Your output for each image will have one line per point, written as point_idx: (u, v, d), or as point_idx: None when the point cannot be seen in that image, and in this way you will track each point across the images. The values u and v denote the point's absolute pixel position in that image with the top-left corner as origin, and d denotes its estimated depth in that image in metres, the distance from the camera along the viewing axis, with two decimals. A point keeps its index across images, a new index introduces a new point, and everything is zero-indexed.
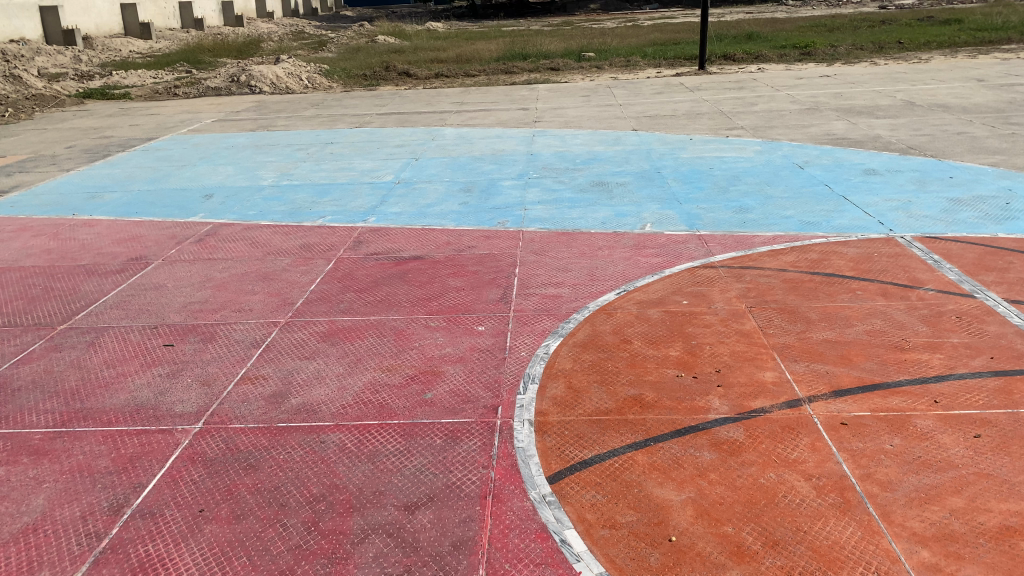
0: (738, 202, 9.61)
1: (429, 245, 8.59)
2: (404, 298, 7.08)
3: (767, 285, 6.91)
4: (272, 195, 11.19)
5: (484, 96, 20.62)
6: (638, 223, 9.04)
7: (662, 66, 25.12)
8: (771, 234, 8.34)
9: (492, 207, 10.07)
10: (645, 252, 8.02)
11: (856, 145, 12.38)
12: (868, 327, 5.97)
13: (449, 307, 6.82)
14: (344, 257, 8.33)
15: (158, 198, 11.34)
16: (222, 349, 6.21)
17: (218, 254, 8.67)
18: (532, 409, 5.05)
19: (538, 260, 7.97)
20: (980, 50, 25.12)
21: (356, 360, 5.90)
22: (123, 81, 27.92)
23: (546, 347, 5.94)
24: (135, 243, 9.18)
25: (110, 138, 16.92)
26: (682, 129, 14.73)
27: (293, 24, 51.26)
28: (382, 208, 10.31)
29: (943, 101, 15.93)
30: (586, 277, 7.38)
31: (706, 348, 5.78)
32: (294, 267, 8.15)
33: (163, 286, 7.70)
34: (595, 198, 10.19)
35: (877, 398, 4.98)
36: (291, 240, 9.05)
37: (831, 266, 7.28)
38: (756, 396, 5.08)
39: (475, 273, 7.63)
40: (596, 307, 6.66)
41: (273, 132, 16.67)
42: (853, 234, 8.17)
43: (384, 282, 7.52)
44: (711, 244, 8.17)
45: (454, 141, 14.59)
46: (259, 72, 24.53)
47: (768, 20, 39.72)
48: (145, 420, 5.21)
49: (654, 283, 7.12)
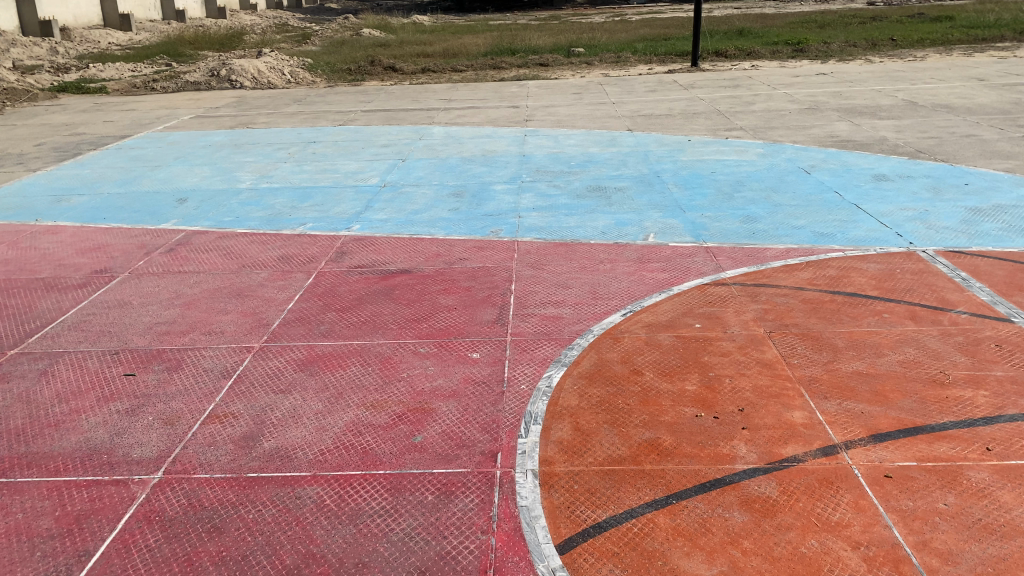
0: (745, 210, 9.07)
1: (417, 257, 8.00)
2: (390, 319, 6.49)
3: (785, 306, 6.37)
4: (250, 200, 10.55)
5: (472, 93, 19.99)
6: (641, 233, 8.48)
7: (654, 64, 24.59)
8: (784, 247, 7.81)
9: (484, 214, 9.49)
10: (650, 266, 7.46)
11: (862, 148, 11.89)
12: (900, 357, 5.45)
13: (439, 330, 6.24)
14: (325, 271, 7.72)
15: (128, 202, 10.67)
16: (190, 380, 5.60)
17: (189, 266, 8.03)
18: (535, 456, 4.48)
19: (535, 274, 7.40)
20: (976, 49, 24.72)
21: (337, 394, 5.31)
22: (100, 74, 27.04)
23: (549, 379, 5.36)
24: (100, 253, 8.54)
25: (82, 136, 16.17)
26: (679, 129, 14.19)
27: (276, 16, 50.34)
28: (366, 214, 9.70)
29: (945, 102, 15.46)
30: (588, 295, 6.81)
31: (726, 382, 5.23)
32: (271, 281, 7.53)
33: (127, 304, 7.06)
34: (593, 204, 9.63)
35: (922, 445, 4.45)
36: (268, 250, 8.43)
37: (852, 285, 6.75)
38: (787, 442, 4.54)
39: (468, 290, 7.04)
40: (601, 331, 6.09)
41: (252, 130, 15.97)
42: (872, 247, 7.66)
43: (368, 300, 6.91)
44: (720, 257, 7.63)
45: (442, 141, 13.97)
46: (239, 66, 23.78)
47: (756, 15, 39.30)
48: (97, 468, 4.60)
49: (662, 303, 6.56)
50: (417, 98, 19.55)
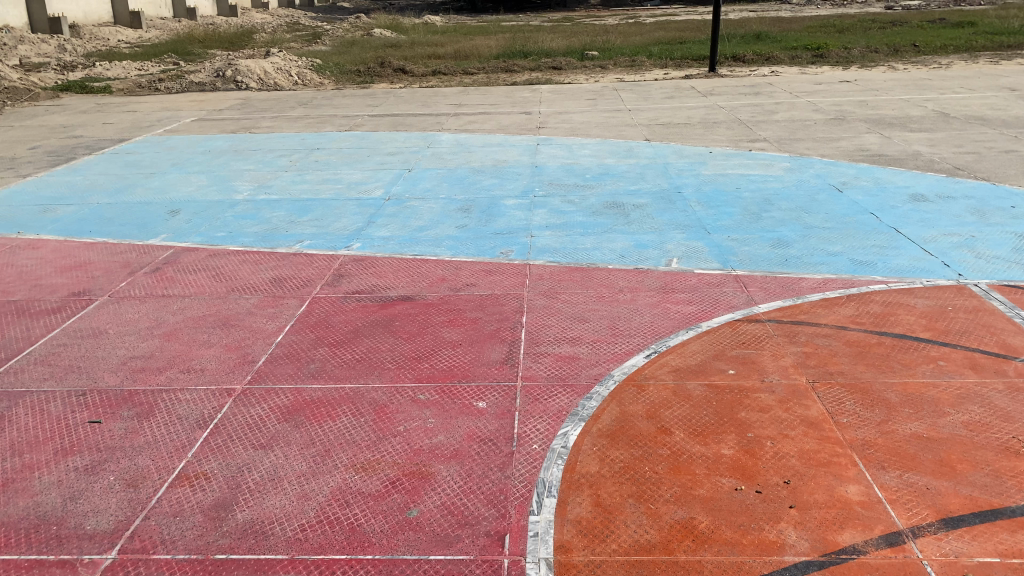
0: (775, 233, 8.42)
1: (420, 282, 7.36)
2: (387, 357, 5.86)
3: (827, 349, 5.73)
4: (246, 213, 9.96)
5: (483, 97, 19.36)
6: (663, 257, 7.84)
7: (670, 68, 23.94)
8: (821, 276, 7.16)
9: (493, 231, 8.87)
10: (674, 297, 6.81)
11: (895, 164, 11.22)
12: (965, 417, 4.79)
13: (442, 371, 5.60)
14: (320, 296, 7.11)
15: (117, 213, 10.08)
16: (161, 430, 4.98)
17: (174, 289, 7.43)
18: (550, 541, 3.86)
19: (548, 305, 6.76)
20: (1002, 57, 23.97)
21: (324, 452, 4.68)
22: (105, 73, 26.57)
23: (565, 437, 4.72)
24: (80, 272, 7.95)
25: (79, 139, 15.63)
26: (699, 139, 13.53)
27: (288, 15, 49.86)
28: (368, 231, 9.10)
29: (978, 113, 14.75)
30: (607, 332, 6.17)
31: (767, 445, 4.60)
32: (261, 308, 6.92)
33: (102, 334, 6.47)
34: (610, 223, 9.00)
35: (1003, 534, 3.80)
36: (260, 271, 7.83)
37: (900, 325, 6.09)
38: (843, 526, 3.91)
39: (474, 323, 6.41)
40: (622, 376, 5.45)
41: (254, 135, 15.39)
42: (917, 279, 7.00)
43: (365, 334, 6.29)
44: (751, 288, 6.97)
45: (450, 149, 13.36)
46: (246, 67, 23.24)
47: (773, 18, 38.56)
48: (43, 544, 4.00)
49: (689, 343, 5.91)
50: (426, 102, 18.97)
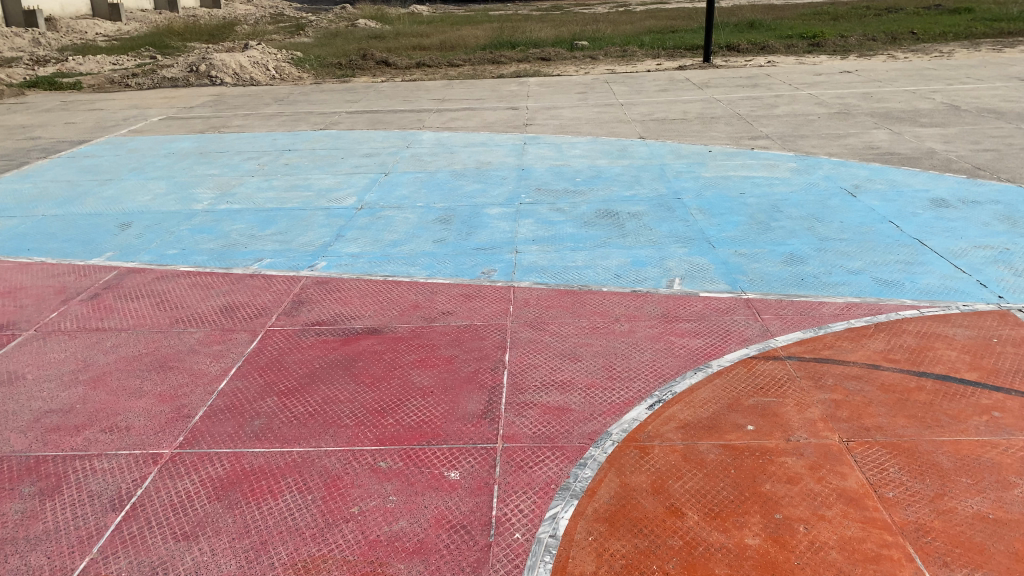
0: (787, 247, 7.59)
1: (390, 310, 6.50)
2: (346, 409, 5.00)
3: (861, 397, 4.89)
4: (203, 225, 9.07)
5: (468, 91, 18.44)
6: (663, 277, 7.00)
7: (662, 58, 23.09)
8: (844, 300, 6.33)
9: (475, 246, 8.02)
10: (678, 328, 5.96)
11: (909, 163, 10.41)
12: None
13: (408, 430, 4.73)
14: (275, 330, 6.24)
15: (61, 227, 9.18)
16: (63, 515, 4.12)
17: (110, 321, 6.55)
18: None
19: (534, 338, 5.91)
20: (1004, 44, 23.21)
21: (259, 545, 3.84)
22: (77, 68, 25.52)
23: (554, 523, 3.88)
24: (7, 300, 7.06)
25: (36, 141, 14.66)
26: (697, 136, 12.69)
27: (272, 6, 48.67)
28: (336, 246, 8.22)
29: (990, 106, 13.93)
30: (603, 374, 5.32)
31: (799, 532, 3.77)
32: (206, 344, 6.06)
33: (18, 380, 5.59)
34: (603, 235, 8.15)
35: None
36: (211, 298, 6.95)
37: (941, 363, 5.26)
38: None
39: (449, 363, 5.55)
40: (622, 434, 4.60)
41: (223, 135, 14.47)
42: (952, 302, 6.20)
43: (322, 378, 5.43)
44: (766, 315, 6.13)
45: (432, 150, 12.49)
46: (221, 61, 22.25)
47: (766, 5, 37.67)
48: None
49: (699, 390, 5.06)
50: (408, 97, 18.07)
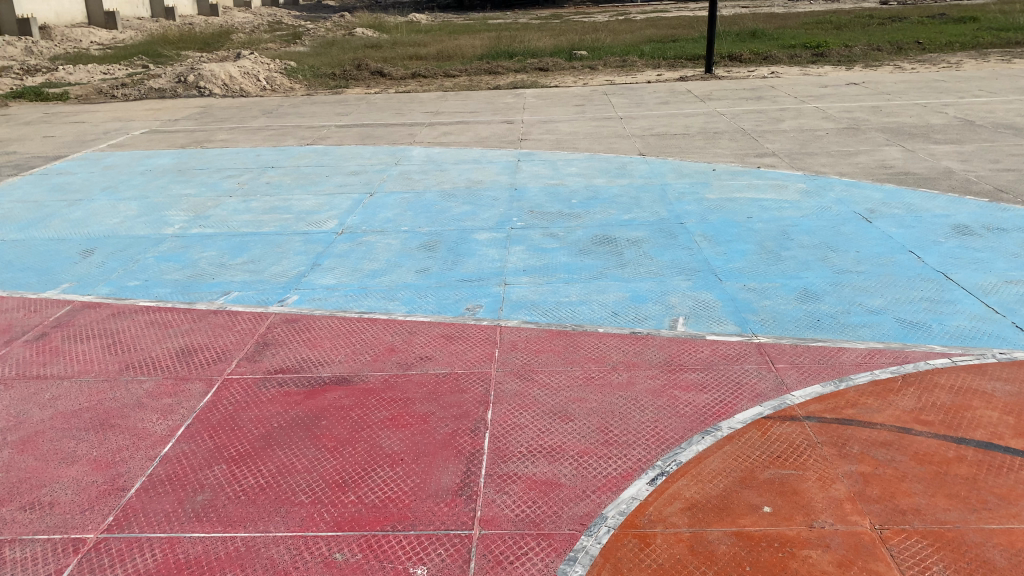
0: (801, 280, 6.96)
1: (362, 355, 5.87)
2: (302, 483, 4.37)
3: (893, 470, 4.25)
4: (170, 252, 8.44)
5: (462, 104, 17.85)
6: (665, 316, 6.37)
7: (663, 68, 22.52)
8: (866, 346, 5.70)
9: (460, 278, 7.39)
10: (682, 380, 5.33)
11: (926, 184, 9.79)
12: None
13: (370, 510, 4.10)
14: (233, 380, 5.60)
15: (19, 254, 8.56)
16: None
17: (54, 367, 5.91)
18: None
19: (522, 390, 5.28)
20: (1013, 54, 22.62)
21: None
22: (67, 77, 24.93)
23: None
24: None
25: (11, 156, 14.04)
26: (700, 153, 12.09)
27: (270, 13, 48.13)
28: (311, 277, 7.60)
29: (1006, 121, 13.31)
30: (597, 438, 4.68)
31: None
32: (156, 396, 5.42)
33: None
34: (600, 266, 7.54)
35: None
36: (168, 339, 6.31)
37: (982, 426, 4.63)
38: None
39: (424, 423, 4.91)
40: (619, 519, 3.96)
41: (205, 150, 13.86)
42: (987, 349, 5.57)
43: (280, 442, 4.79)
44: (780, 364, 5.49)
45: (421, 167, 11.88)
46: (209, 72, 21.66)
47: (766, 14, 37.11)
48: None
49: (708, 461, 4.42)
50: (400, 110, 17.47)
